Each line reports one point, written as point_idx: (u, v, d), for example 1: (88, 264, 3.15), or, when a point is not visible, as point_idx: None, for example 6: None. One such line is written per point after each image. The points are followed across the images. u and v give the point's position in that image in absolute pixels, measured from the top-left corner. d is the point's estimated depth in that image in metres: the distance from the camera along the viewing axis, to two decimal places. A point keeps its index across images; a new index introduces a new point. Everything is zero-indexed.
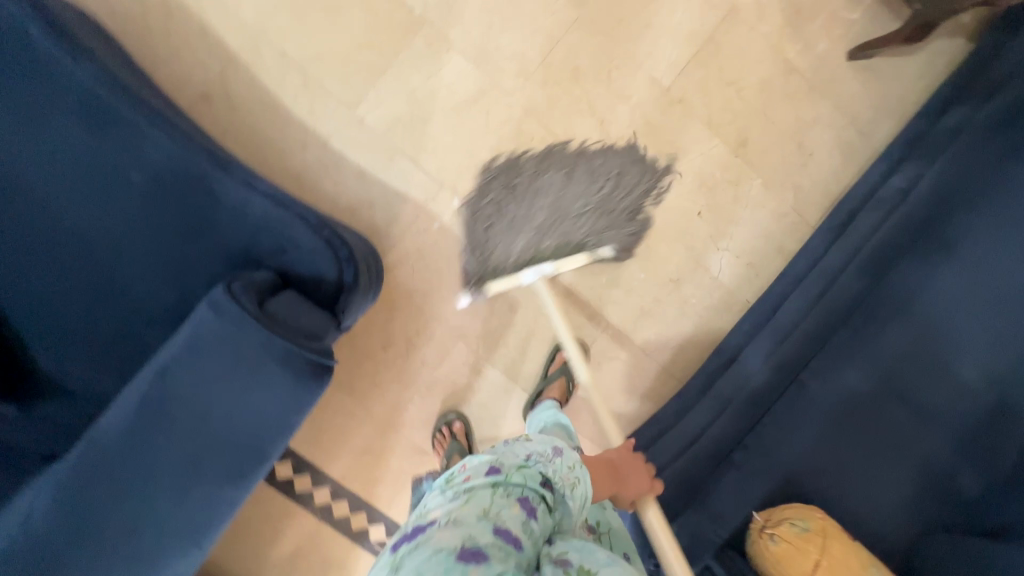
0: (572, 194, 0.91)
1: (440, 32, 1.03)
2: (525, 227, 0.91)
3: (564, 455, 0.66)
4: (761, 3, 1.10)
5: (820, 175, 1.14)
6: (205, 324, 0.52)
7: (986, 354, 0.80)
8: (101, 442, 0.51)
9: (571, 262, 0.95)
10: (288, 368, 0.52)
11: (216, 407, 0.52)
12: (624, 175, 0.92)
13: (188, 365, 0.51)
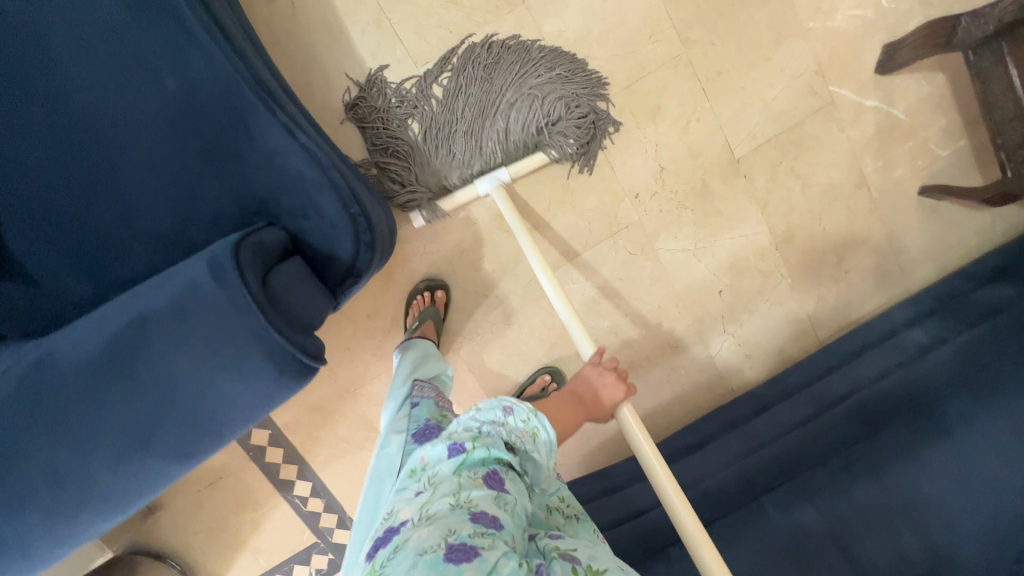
0: (500, 95, 0.94)
1: (535, 19, 0.96)
2: (455, 136, 0.94)
3: (517, 408, 0.64)
4: (860, 107, 1.05)
5: (847, 295, 1.12)
6: (201, 286, 0.48)
7: (942, 534, 0.74)
8: (54, 370, 0.48)
9: (526, 163, 0.94)
10: (273, 366, 0.48)
11: (180, 378, 0.47)
12: (565, 77, 0.95)
13: (169, 324, 0.47)
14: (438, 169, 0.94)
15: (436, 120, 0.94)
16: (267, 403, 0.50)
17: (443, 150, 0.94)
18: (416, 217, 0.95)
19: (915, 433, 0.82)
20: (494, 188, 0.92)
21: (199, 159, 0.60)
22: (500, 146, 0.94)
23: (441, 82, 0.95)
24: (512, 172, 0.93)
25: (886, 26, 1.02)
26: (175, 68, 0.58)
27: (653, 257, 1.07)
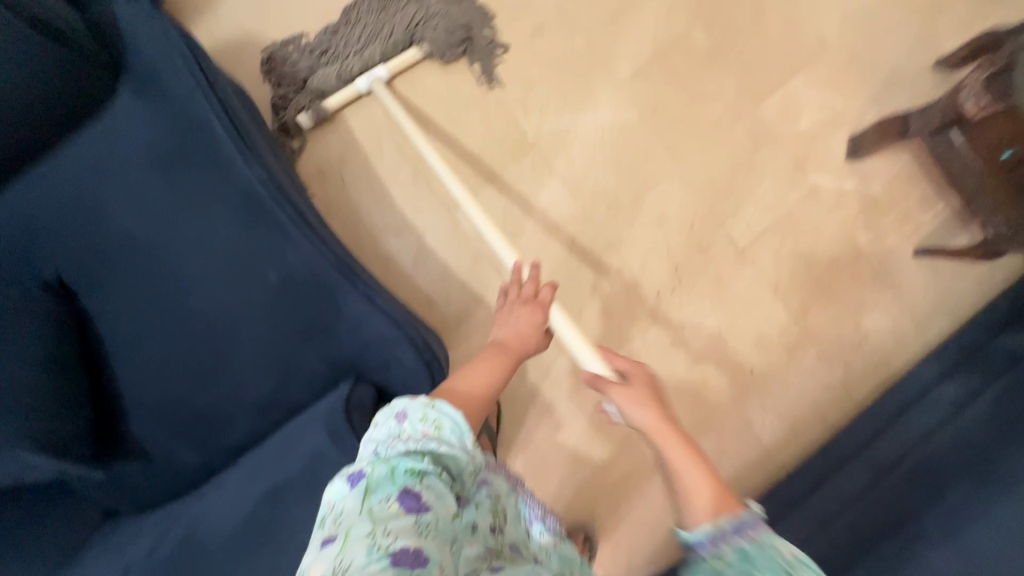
0: (371, 19, 1.09)
1: (546, 158, 1.12)
2: (345, 46, 1.08)
3: (411, 413, 0.61)
4: (841, 190, 1.18)
5: (873, 358, 1.18)
6: (321, 457, 0.65)
7: None
8: (210, 543, 0.64)
9: (400, 64, 1.09)
10: None
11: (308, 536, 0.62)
12: (451, 4, 1.09)
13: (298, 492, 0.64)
14: (314, 70, 1.07)
15: (324, 41, 1.09)
16: None
17: (334, 57, 1.08)
18: (303, 118, 1.07)
19: (977, 492, 0.84)
20: (371, 84, 1.07)
21: (298, 337, 0.70)
22: (376, 53, 1.08)
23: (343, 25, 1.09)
24: (387, 68, 1.08)
25: (847, 121, 1.17)
26: (277, 264, 0.70)
27: (683, 347, 1.15)
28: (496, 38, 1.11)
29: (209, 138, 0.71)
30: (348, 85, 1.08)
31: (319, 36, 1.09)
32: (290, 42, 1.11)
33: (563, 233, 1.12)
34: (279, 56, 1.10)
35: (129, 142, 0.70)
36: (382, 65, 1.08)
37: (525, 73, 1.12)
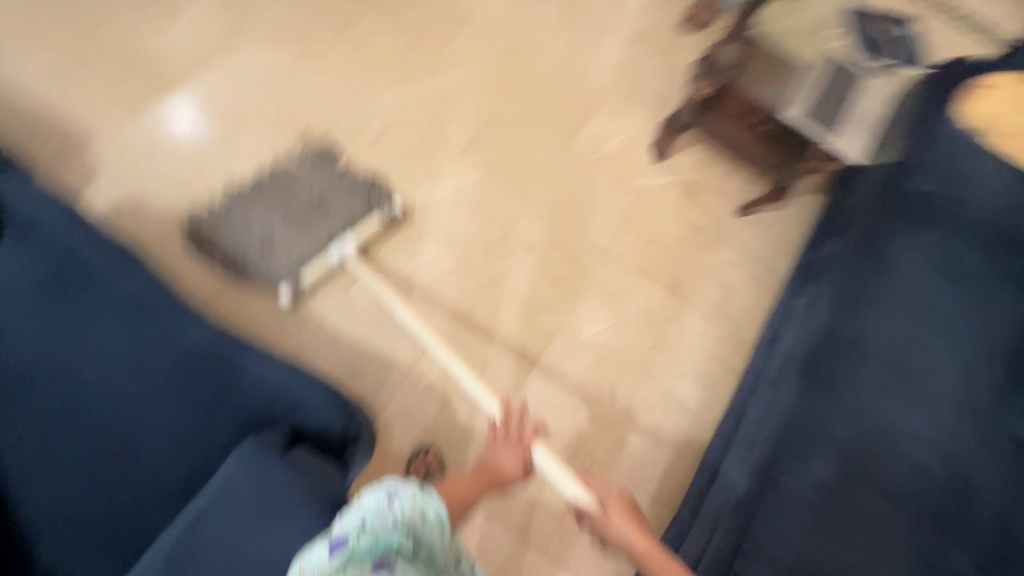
0: (311, 197, 1.18)
1: (415, 228, 1.28)
2: (295, 218, 1.15)
3: (402, 492, 0.65)
4: (660, 184, 1.44)
5: (743, 304, 1.36)
6: (231, 472, 0.74)
7: (925, 437, 0.94)
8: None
9: (367, 227, 1.19)
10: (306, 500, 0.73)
11: (240, 545, 0.71)
12: (328, 198, 1.18)
13: (218, 512, 0.72)
14: (281, 251, 1.13)
15: (272, 224, 1.14)
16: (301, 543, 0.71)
17: (288, 231, 1.14)
18: (283, 293, 1.14)
19: (841, 360, 1.00)
20: (347, 254, 1.14)
21: (200, 401, 0.85)
22: (341, 225, 1.17)
23: (258, 200, 1.17)
24: (356, 237, 1.17)
25: (644, 134, 1.47)
26: (170, 350, 0.88)
27: (588, 346, 1.26)
28: (381, 187, 1.23)
29: (97, 275, 0.91)
30: (320, 257, 1.15)
31: (274, 218, 1.15)
32: (224, 214, 1.16)
33: (449, 282, 1.25)
34: (229, 242, 1.14)
35: (29, 296, 0.88)
36: (350, 232, 1.17)
37: (379, 165, 1.32)
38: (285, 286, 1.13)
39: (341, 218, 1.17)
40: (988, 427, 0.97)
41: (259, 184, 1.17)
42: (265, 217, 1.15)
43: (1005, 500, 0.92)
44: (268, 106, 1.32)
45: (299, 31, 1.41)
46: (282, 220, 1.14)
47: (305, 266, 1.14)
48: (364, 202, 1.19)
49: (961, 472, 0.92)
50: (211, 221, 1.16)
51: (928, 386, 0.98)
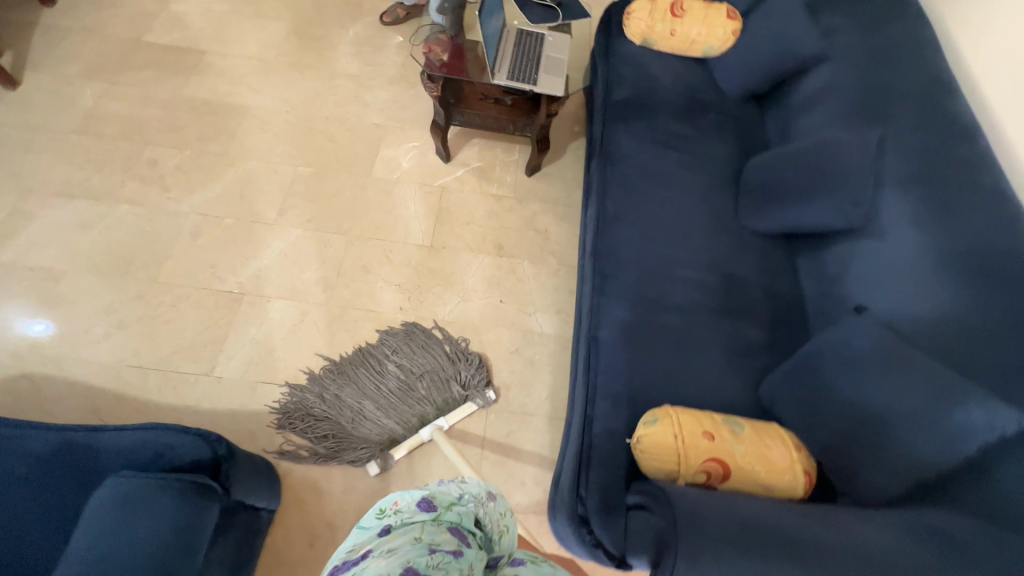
0: (395, 372, 1.32)
1: (258, 294, 1.39)
2: (392, 396, 1.29)
3: (500, 500, 0.62)
4: (458, 177, 1.67)
5: (561, 238, 1.60)
6: (94, 501, 0.68)
7: (688, 259, 1.18)
8: None
9: (462, 412, 1.29)
10: (178, 494, 0.69)
11: (114, 556, 0.63)
12: (434, 357, 1.34)
13: (81, 540, 0.64)
14: (372, 425, 1.25)
15: (361, 401, 1.28)
16: (194, 531, 0.68)
17: (376, 410, 1.27)
18: (372, 466, 1.19)
19: (611, 231, 1.22)
20: (435, 432, 1.22)
21: (74, 490, 0.80)
22: (434, 411, 1.29)
23: (356, 374, 1.31)
24: (447, 420, 1.27)
25: (429, 146, 1.72)
26: (24, 458, 0.81)
27: (448, 324, 1.42)
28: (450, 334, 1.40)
29: None
30: (415, 436, 1.23)
31: (358, 393, 1.29)
32: (318, 388, 1.28)
33: (306, 325, 1.37)
34: (325, 426, 1.23)
35: None
36: (443, 418, 1.28)
37: (205, 259, 1.42)
38: (373, 466, 1.19)
39: (433, 404, 1.30)
40: (733, 234, 1.25)
41: (364, 352, 1.33)
42: (349, 396, 1.28)
43: (762, 277, 1.20)
44: (78, 251, 1.39)
45: (86, 180, 1.51)
46: (376, 404, 1.28)
47: (399, 445, 1.22)
48: (452, 387, 1.32)
49: (726, 271, 1.19)
50: (306, 400, 1.26)
51: (680, 223, 1.23)
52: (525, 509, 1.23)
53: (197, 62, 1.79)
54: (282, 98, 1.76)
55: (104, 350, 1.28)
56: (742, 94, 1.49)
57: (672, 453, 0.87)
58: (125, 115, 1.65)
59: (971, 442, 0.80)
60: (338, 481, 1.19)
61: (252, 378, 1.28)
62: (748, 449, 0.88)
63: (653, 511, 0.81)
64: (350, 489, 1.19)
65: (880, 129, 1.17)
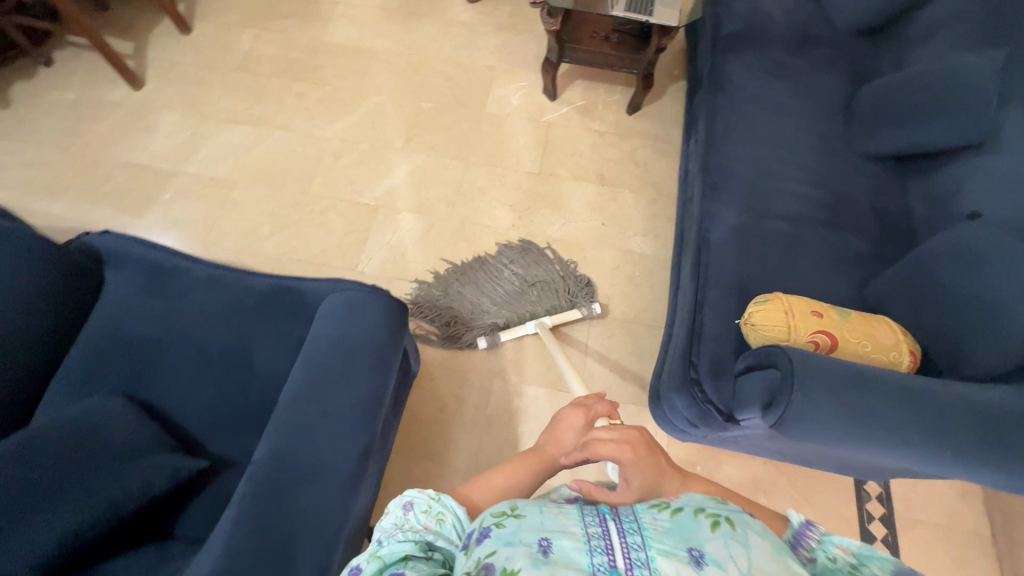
0: (509, 275, 1.44)
1: (390, 207, 1.59)
2: (505, 294, 1.41)
3: (411, 503, 0.67)
4: (562, 114, 1.80)
5: (659, 170, 1.69)
6: (326, 302, 0.87)
7: (796, 176, 1.25)
8: (287, 393, 0.76)
9: (566, 316, 1.38)
10: (385, 300, 0.86)
11: (348, 333, 0.81)
12: (545, 266, 1.45)
13: (324, 322, 0.83)
14: (488, 315, 1.38)
15: (477, 295, 1.41)
16: (399, 328, 0.86)
17: (491, 304, 1.40)
18: (481, 340, 1.34)
19: (720, 147, 1.30)
20: (539, 325, 1.33)
21: (291, 319, 0.98)
22: (542, 309, 1.39)
23: (473, 274, 1.45)
24: (552, 318, 1.37)
25: (536, 85, 1.85)
26: (250, 292, 1.02)
27: (554, 241, 1.56)
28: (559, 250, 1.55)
29: (172, 266, 1.05)
30: (522, 326, 1.36)
31: (475, 289, 1.42)
32: (441, 284, 1.44)
33: (431, 234, 1.56)
34: (447, 313, 1.39)
35: (122, 291, 1.03)
36: (548, 315, 1.38)
37: (346, 176, 1.64)
38: (483, 341, 1.34)
39: (543, 305, 1.40)
40: (842, 155, 1.30)
41: (482, 259, 1.46)
42: (468, 291, 1.42)
43: (870, 195, 1.24)
44: (245, 166, 1.65)
45: (249, 109, 1.76)
46: (490, 298, 1.40)
47: (508, 331, 1.36)
48: (558, 292, 1.42)
49: (833, 187, 1.24)
50: (431, 293, 1.43)
51: (789, 144, 1.29)
52: (624, 400, 1.36)
53: (331, 11, 2.01)
54: (404, 42, 1.95)
55: (271, 245, 1.52)
56: (854, 26, 1.50)
57: (784, 324, 0.96)
58: (275, 57, 1.89)
59: None
60: (461, 362, 1.38)
61: (388, 275, 1.49)
62: (855, 326, 0.96)
63: (765, 368, 0.91)
64: (472, 369, 1.37)
65: (1005, 49, 1.17)
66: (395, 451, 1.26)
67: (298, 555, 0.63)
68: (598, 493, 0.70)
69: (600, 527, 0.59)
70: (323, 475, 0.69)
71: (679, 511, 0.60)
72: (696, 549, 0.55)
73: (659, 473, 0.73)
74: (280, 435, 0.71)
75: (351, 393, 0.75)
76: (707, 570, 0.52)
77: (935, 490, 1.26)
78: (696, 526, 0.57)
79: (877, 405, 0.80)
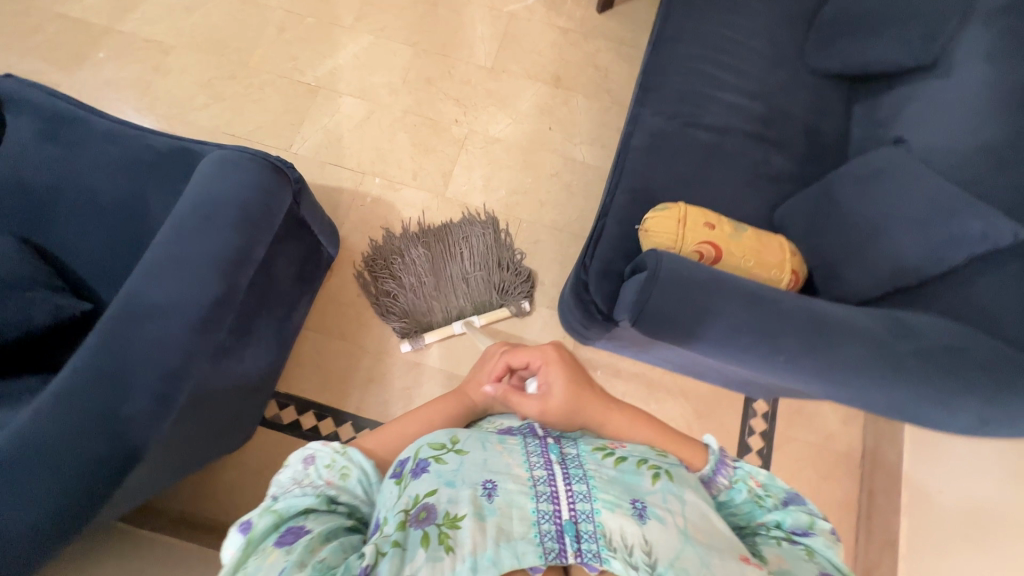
0: (453, 262, 1.34)
1: (332, 89, 1.53)
2: (443, 287, 1.32)
3: (315, 457, 0.58)
4: (527, 6, 1.67)
5: (619, 78, 1.61)
6: (207, 161, 0.87)
7: (738, 87, 1.19)
8: (155, 241, 0.78)
9: (492, 316, 1.32)
10: (263, 163, 0.87)
11: (215, 187, 0.81)
12: (494, 253, 1.35)
13: (196, 178, 0.83)
14: (419, 305, 1.31)
15: (416, 280, 1.32)
16: (276, 192, 0.87)
17: (424, 294, 1.31)
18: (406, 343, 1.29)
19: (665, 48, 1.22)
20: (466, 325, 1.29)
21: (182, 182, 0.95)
22: (471, 308, 1.32)
23: (420, 252, 1.34)
24: (480, 319, 1.32)
25: None
26: (145, 148, 0.97)
27: (496, 141, 1.51)
28: (499, 151, 1.51)
29: (71, 114, 0.99)
30: (446, 326, 1.31)
31: (416, 273, 1.32)
32: (392, 250, 1.35)
33: (370, 121, 1.51)
34: (387, 285, 1.32)
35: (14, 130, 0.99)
36: (476, 316, 1.32)
37: (288, 51, 1.56)
38: (407, 345, 1.29)
39: (473, 302, 1.33)
40: (793, 67, 1.22)
41: (437, 235, 1.36)
42: (408, 271, 1.32)
43: (812, 112, 1.18)
44: (184, 30, 1.57)
45: None
46: (426, 290, 1.31)
47: (430, 330, 1.30)
48: (492, 291, 1.33)
49: (773, 103, 1.18)
50: (380, 255, 1.35)
51: (738, 51, 1.22)
52: (540, 303, 1.38)
53: None
54: None
55: (205, 116, 1.49)
56: None
57: (673, 233, 0.96)
58: None
59: (960, 251, 0.85)
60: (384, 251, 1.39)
61: (322, 158, 1.46)
62: (745, 243, 0.95)
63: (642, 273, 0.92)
64: None
65: None
66: (310, 328, 1.32)
67: (130, 383, 0.68)
68: (516, 394, 0.63)
69: (547, 471, 0.54)
70: (165, 315, 0.72)
71: (623, 460, 0.56)
72: (639, 501, 0.52)
73: (584, 387, 0.65)
74: (136, 276, 0.74)
75: (207, 247, 0.77)
76: (650, 524, 0.50)
77: (818, 414, 1.33)
78: (638, 478, 0.54)
79: (736, 308, 0.81)
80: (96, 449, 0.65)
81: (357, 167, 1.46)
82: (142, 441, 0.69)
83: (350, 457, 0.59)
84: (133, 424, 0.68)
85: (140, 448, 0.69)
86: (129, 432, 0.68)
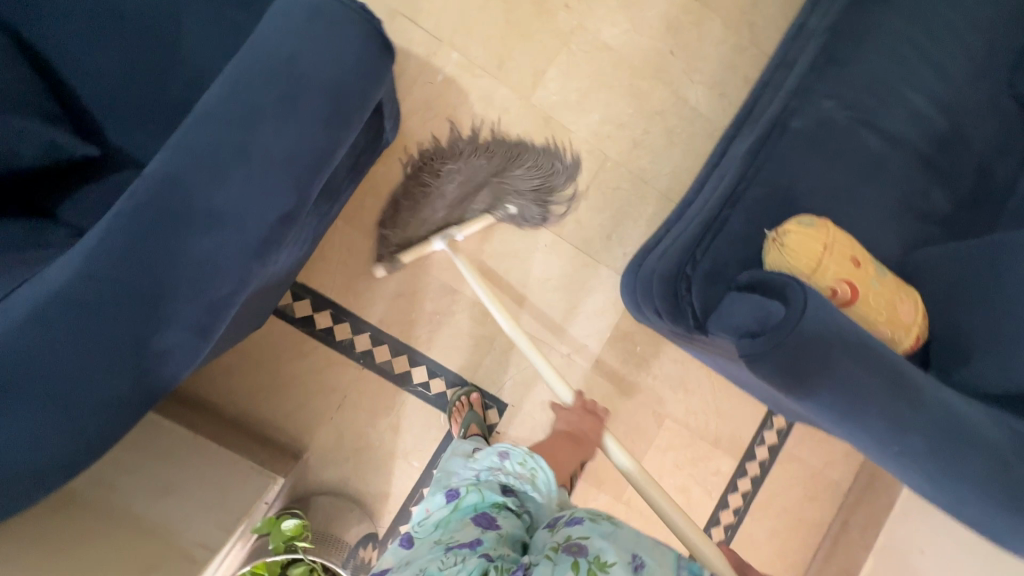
0: (483, 170, 1.11)
1: None
2: (446, 194, 1.08)
3: (512, 453, 0.72)
4: None
5: (768, 11, 1.31)
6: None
7: (928, 89, 0.97)
8: (205, 110, 0.57)
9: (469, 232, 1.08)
10: (370, 30, 0.62)
11: (300, 54, 0.59)
12: (528, 180, 1.14)
13: (271, 27, 0.60)
14: (411, 208, 1.08)
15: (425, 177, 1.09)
16: (379, 77, 0.64)
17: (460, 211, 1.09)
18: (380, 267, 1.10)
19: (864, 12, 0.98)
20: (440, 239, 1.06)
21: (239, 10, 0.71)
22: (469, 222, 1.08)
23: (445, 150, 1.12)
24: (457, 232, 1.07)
25: None
26: None
27: (605, 49, 1.23)
28: (605, 62, 1.23)
29: None
30: (426, 241, 1.07)
31: (429, 169, 1.10)
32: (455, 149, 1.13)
33: None
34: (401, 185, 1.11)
35: None
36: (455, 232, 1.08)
37: None
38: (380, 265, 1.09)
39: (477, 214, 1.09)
40: (995, 82, 1.00)
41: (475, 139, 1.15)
42: (424, 166, 1.11)
43: (992, 146, 0.99)
44: None
45: None
46: (429, 190, 1.08)
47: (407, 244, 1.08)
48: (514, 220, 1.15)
49: (957, 121, 0.98)
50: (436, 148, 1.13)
51: (945, 41, 0.98)
52: (601, 259, 1.23)
53: None
54: None
55: None
56: None
57: (814, 257, 0.81)
58: None
59: None
60: None
61: (393, 3, 1.15)
62: (883, 292, 0.83)
63: (767, 296, 0.79)
64: None
65: None
66: (343, 218, 1.13)
67: (168, 310, 0.53)
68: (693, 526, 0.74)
69: None
70: (218, 226, 0.55)
71: None
72: None
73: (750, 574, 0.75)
74: (174, 156, 0.55)
75: (282, 140, 0.57)
76: None
77: (826, 440, 1.34)
78: None
79: (867, 379, 0.72)
80: (115, 386, 0.52)
81: (435, 31, 1.17)
82: (172, 377, 0.56)
83: (536, 463, 0.71)
84: (165, 356, 0.54)
85: (168, 383, 0.57)
86: (161, 365, 0.55)
